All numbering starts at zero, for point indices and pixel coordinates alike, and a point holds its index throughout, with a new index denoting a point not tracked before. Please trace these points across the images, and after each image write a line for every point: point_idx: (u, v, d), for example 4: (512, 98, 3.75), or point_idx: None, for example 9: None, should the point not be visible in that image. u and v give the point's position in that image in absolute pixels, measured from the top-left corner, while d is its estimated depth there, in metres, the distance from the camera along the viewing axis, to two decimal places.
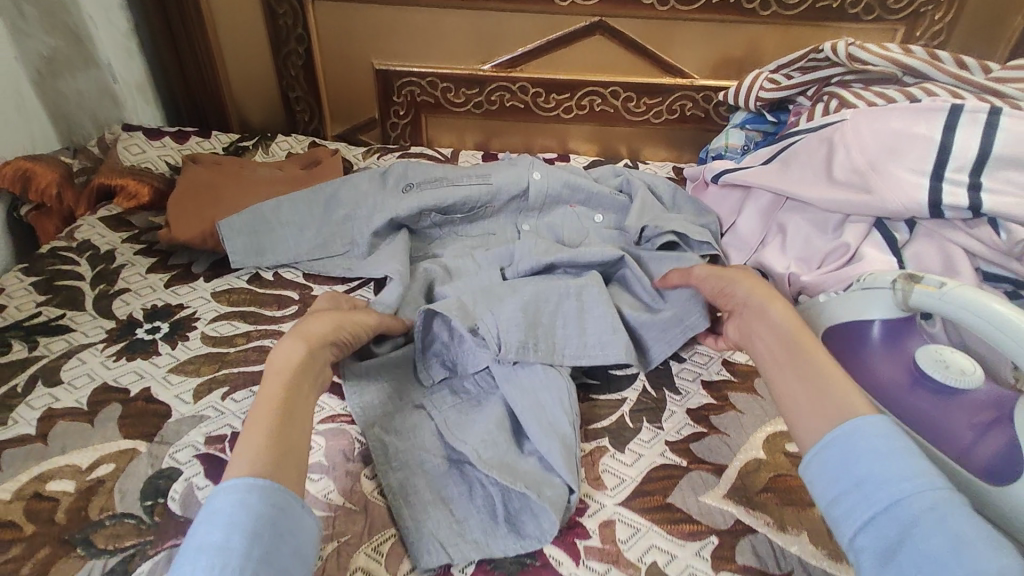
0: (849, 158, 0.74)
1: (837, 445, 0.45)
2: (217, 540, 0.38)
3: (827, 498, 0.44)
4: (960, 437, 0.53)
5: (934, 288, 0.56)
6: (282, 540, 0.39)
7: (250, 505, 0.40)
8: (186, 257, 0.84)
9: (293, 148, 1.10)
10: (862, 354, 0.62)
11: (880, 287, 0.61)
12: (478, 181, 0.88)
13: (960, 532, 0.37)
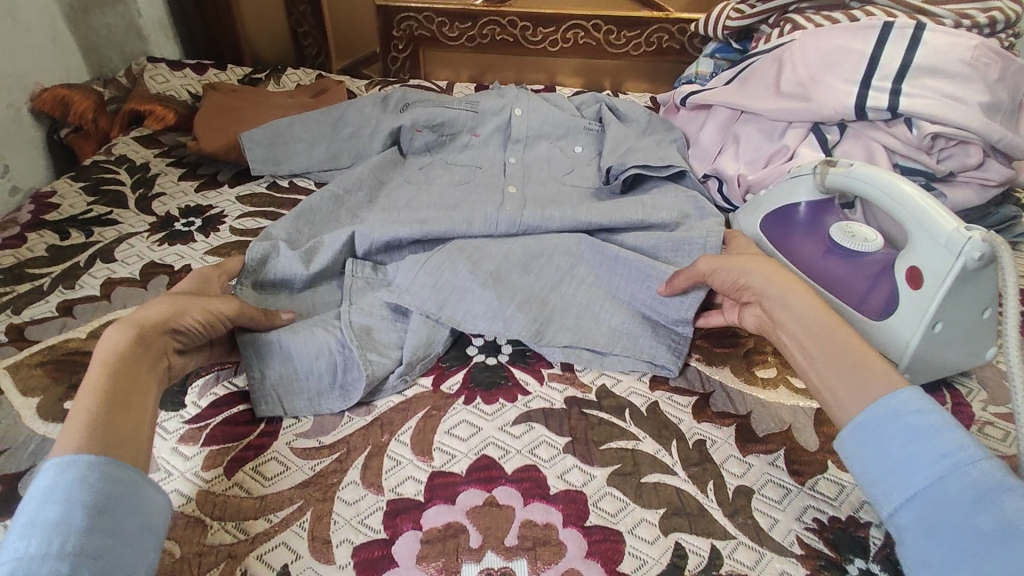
0: (794, 73, 0.84)
1: (873, 423, 0.45)
2: (52, 516, 0.39)
3: (864, 475, 0.45)
4: (859, 289, 0.64)
5: (845, 169, 0.67)
6: (129, 513, 0.42)
7: (89, 483, 0.41)
8: (212, 169, 0.96)
9: (302, 80, 1.20)
10: (790, 233, 0.73)
11: (804, 175, 0.73)
12: (467, 106, 0.98)
13: (1009, 513, 0.38)
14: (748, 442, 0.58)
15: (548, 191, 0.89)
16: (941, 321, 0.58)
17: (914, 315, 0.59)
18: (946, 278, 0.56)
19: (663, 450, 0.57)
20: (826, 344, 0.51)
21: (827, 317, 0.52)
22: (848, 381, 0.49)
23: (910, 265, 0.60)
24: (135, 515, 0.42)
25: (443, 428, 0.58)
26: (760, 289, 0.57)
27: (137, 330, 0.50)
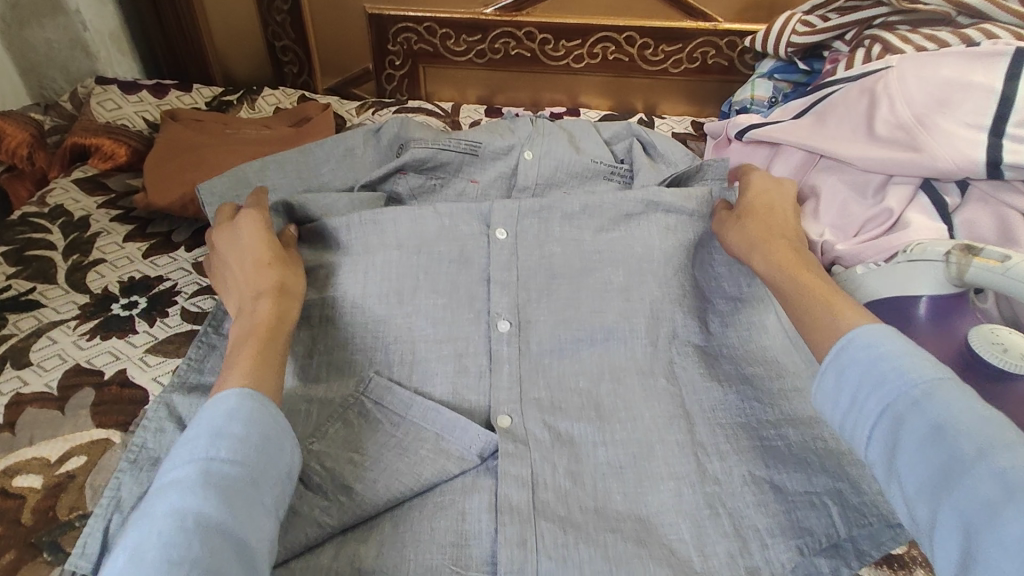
0: (894, 112, 0.66)
1: (834, 366, 0.41)
2: (237, 431, 0.40)
3: (838, 419, 0.41)
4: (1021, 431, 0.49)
5: (996, 263, 0.51)
6: (278, 449, 0.41)
7: (244, 418, 0.41)
8: (166, 225, 0.78)
9: (281, 104, 1.01)
10: (905, 335, 0.56)
11: (930, 261, 0.56)
12: (468, 147, 0.83)
13: (948, 418, 0.35)
14: None
15: None
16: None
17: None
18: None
19: None
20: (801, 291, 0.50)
21: (793, 276, 0.52)
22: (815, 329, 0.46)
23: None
24: (284, 455, 0.41)
25: None
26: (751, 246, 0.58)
27: (279, 297, 0.53)
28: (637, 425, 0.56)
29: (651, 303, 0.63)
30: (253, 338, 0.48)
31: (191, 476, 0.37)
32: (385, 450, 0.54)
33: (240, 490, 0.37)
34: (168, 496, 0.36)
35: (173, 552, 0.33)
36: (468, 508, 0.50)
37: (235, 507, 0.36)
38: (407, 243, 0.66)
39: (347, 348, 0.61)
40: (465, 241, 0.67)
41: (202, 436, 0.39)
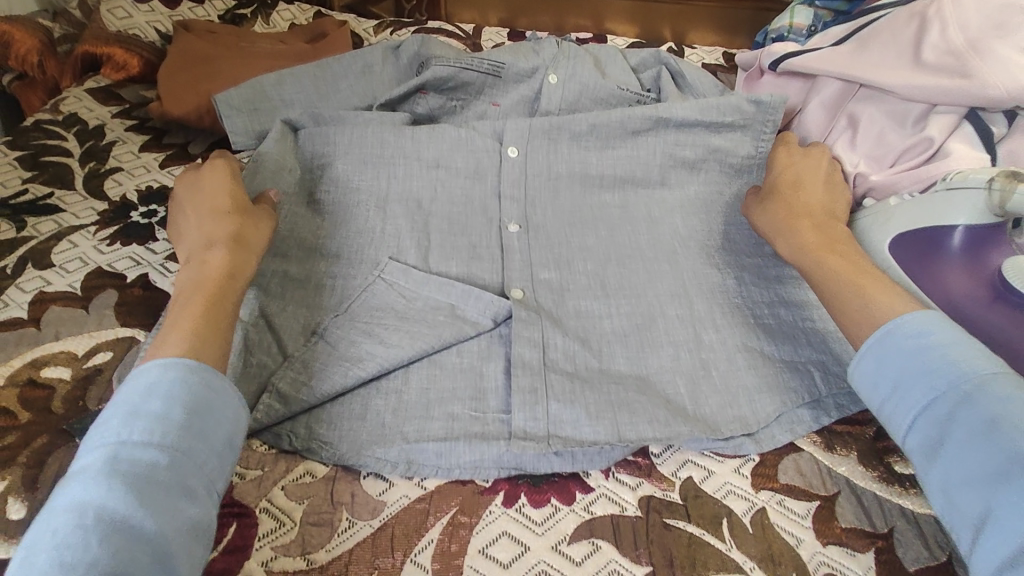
0: (944, 38, 0.63)
1: (875, 351, 0.44)
2: (156, 410, 0.38)
3: (875, 401, 0.44)
4: None
5: None
6: (213, 415, 0.40)
7: (182, 378, 0.40)
8: (182, 137, 0.76)
9: (297, 20, 0.98)
10: (937, 263, 0.55)
11: (970, 188, 0.55)
12: (491, 68, 0.80)
13: (998, 412, 0.37)
14: None
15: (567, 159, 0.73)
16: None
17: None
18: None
19: None
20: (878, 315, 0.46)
21: (807, 246, 0.53)
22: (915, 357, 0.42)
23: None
24: (219, 416, 0.41)
25: (476, 546, 0.42)
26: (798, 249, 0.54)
27: (238, 248, 0.51)
28: (639, 301, 0.60)
29: (651, 211, 0.70)
30: (198, 295, 0.46)
31: (98, 464, 0.35)
32: (404, 317, 0.56)
33: (158, 479, 0.36)
34: (73, 487, 0.34)
35: (70, 551, 0.32)
36: (486, 371, 0.52)
37: (150, 494, 0.35)
38: (428, 151, 0.71)
39: (367, 224, 0.65)
40: (480, 154, 0.72)
41: (115, 419, 0.38)
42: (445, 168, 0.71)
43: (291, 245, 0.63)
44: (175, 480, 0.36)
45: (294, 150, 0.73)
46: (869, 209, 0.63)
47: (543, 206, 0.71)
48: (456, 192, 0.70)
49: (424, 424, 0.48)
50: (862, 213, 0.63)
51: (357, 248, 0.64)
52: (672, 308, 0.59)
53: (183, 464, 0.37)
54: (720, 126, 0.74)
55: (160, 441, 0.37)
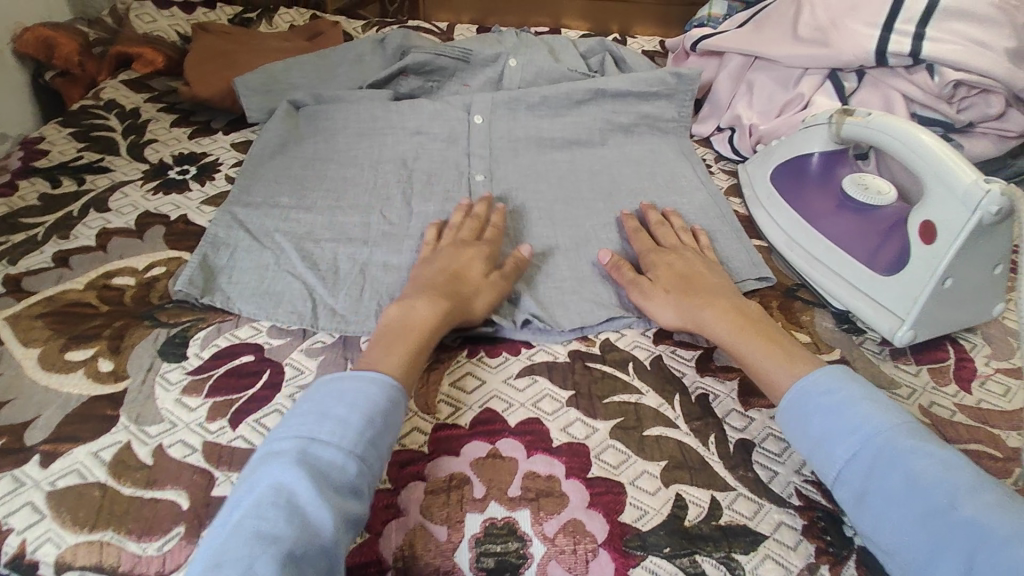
0: (813, 17, 0.80)
1: (794, 408, 0.52)
2: (340, 415, 0.49)
3: (801, 453, 0.51)
4: (870, 244, 0.64)
5: (862, 118, 0.66)
6: (387, 427, 0.50)
7: (370, 394, 0.50)
8: (206, 115, 0.92)
9: (296, 22, 1.14)
10: (805, 183, 0.73)
11: (818, 125, 0.71)
12: (461, 54, 0.97)
13: (910, 467, 0.45)
14: (750, 397, 0.58)
15: (521, 127, 0.88)
16: (951, 277, 0.57)
17: (923, 270, 0.58)
18: (960, 233, 0.56)
19: (665, 405, 0.57)
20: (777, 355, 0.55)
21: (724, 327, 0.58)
22: (813, 412, 0.50)
23: (923, 219, 0.59)
24: (390, 433, 0.50)
25: (447, 381, 0.58)
26: (695, 309, 0.60)
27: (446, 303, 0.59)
28: (577, 228, 0.76)
29: (593, 164, 0.86)
30: (406, 338, 0.56)
31: (292, 452, 0.47)
32: (391, 240, 0.72)
33: (332, 476, 0.46)
34: (271, 465, 0.46)
35: (267, 521, 0.43)
36: None
37: (325, 488, 0.45)
38: (411, 121, 0.87)
39: (359, 178, 0.81)
40: (452, 122, 0.87)
41: (309, 415, 0.49)
42: (425, 133, 0.87)
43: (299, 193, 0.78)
44: (350, 479, 0.46)
45: (295, 125, 0.88)
46: (761, 152, 0.80)
47: (504, 163, 0.85)
48: (434, 152, 0.85)
49: None
50: (757, 156, 0.80)
51: (353, 195, 0.79)
52: (604, 234, 0.75)
53: (356, 464, 0.47)
54: (649, 96, 0.91)
55: (339, 441, 0.47)
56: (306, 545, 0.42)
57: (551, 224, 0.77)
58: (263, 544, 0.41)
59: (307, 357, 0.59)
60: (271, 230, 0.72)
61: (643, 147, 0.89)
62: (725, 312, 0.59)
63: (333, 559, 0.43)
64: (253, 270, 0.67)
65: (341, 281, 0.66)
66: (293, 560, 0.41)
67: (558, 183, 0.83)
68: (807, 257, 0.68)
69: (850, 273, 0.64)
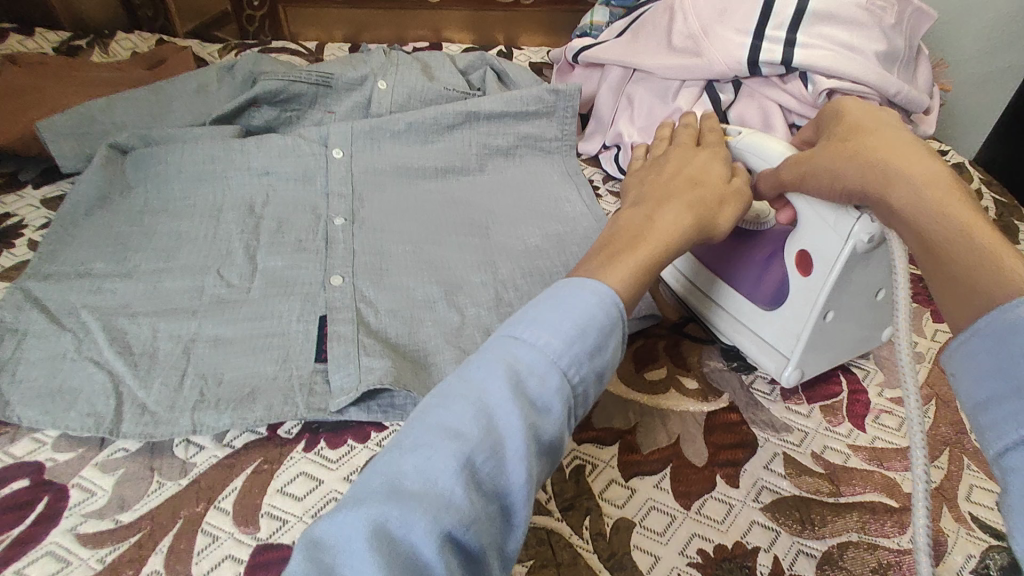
0: (686, 24, 0.75)
1: (987, 334, 0.30)
2: (573, 329, 0.39)
3: (972, 400, 0.31)
4: (752, 274, 0.57)
5: (734, 137, 0.60)
6: (603, 347, 0.40)
7: (592, 306, 0.40)
8: (13, 166, 0.78)
9: (138, 48, 1.01)
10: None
11: None
12: (320, 78, 0.87)
13: None
14: (630, 464, 0.51)
15: (388, 157, 0.79)
16: (832, 310, 0.52)
17: (803, 305, 0.53)
18: (834, 264, 0.50)
19: (536, 485, 0.49)
20: (942, 228, 0.38)
21: (884, 197, 0.42)
22: (978, 274, 0.35)
23: (799, 247, 0.53)
24: (607, 352, 0.40)
25: (276, 487, 0.49)
26: (836, 174, 0.46)
27: (697, 212, 0.50)
28: (448, 272, 0.68)
29: (470, 195, 0.78)
30: (627, 253, 0.45)
31: (500, 365, 0.37)
32: (226, 307, 0.62)
33: (531, 386, 0.37)
34: (473, 372, 0.37)
35: (454, 412, 0.35)
36: (300, 341, 0.59)
37: (524, 405, 0.36)
38: (258, 160, 0.77)
39: (195, 231, 0.70)
40: (307, 158, 0.78)
41: (532, 318, 0.40)
42: (277, 173, 0.76)
43: (119, 255, 0.67)
44: (546, 395, 0.37)
45: (122, 172, 0.76)
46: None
47: (369, 201, 0.76)
48: (287, 194, 0.75)
49: (234, 392, 0.54)
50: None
51: (187, 253, 0.68)
52: (477, 276, 0.68)
53: (559, 379, 0.37)
54: (526, 115, 0.83)
55: (545, 346, 0.38)
56: (491, 453, 0.34)
57: (419, 270, 0.68)
58: (447, 437, 0.34)
59: (101, 475, 0.48)
60: (77, 307, 0.61)
61: (524, 172, 0.82)
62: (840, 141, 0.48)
63: (493, 514, 0.34)
64: (45, 361, 0.55)
65: (157, 366, 0.56)
66: (456, 520, 0.32)
67: (429, 221, 0.74)
68: (694, 290, 0.62)
69: (738, 307, 0.58)
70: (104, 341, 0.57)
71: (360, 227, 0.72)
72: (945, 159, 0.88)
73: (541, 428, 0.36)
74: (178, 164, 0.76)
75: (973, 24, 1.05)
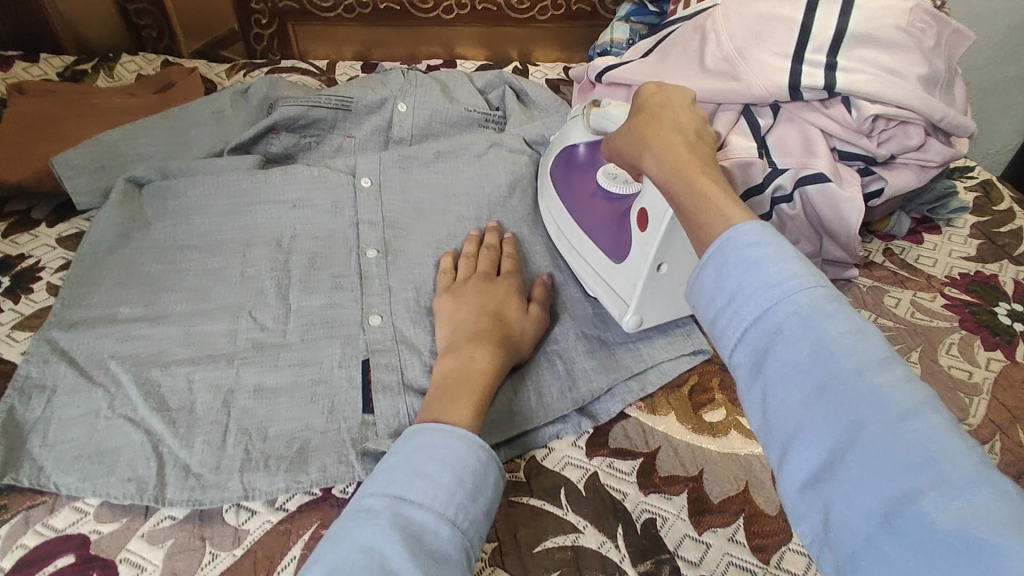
0: (720, 47, 0.73)
1: (712, 262, 0.38)
2: (448, 479, 0.44)
3: (708, 318, 0.39)
4: (607, 234, 0.64)
5: (600, 109, 0.66)
6: (483, 486, 0.45)
7: (460, 452, 0.45)
8: (24, 202, 0.75)
9: (143, 71, 0.97)
10: (575, 173, 0.72)
11: (575, 119, 0.71)
12: (339, 102, 0.84)
13: (825, 346, 0.32)
14: (702, 514, 0.49)
15: (416, 187, 0.77)
16: (665, 261, 0.57)
17: (640, 257, 0.58)
18: (662, 218, 0.55)
19: (607, 542, 0.47)
20: (691, 184, 0.45)
21: (663, 166, 0.48)
22: (704, 215, 0.42)
23: (639, 207, 0.58)
24: (488, 492, 0.45)
25: None
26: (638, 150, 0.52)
27: (501, 351, 0.55)
28: None
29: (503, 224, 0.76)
30: (466, 391, 0.51)
31: (387, 514, 0.42)
32: (264, 353, 0.59)
33: (428, 539, 0.41)
34: (364, 526, 0.41)
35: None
36: (345, 390, 0.56)
37: (422, 556, 0.40)
38: (285, 192, 0.74)
39: (222, 270, 0.67)
40: (335, 190, 0.75)
41: (403, 472, 0.44)
42: (306, 206, 0.74)
43: (145, 298, 0.64)
44: (445, 545, 0.41)
45: (141, 207, 0.73)
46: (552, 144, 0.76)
47: (400, 232, 0.73)
48: (315, 228, 0.73)
49: (283, 450, 0.51)
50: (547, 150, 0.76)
51: (216, 293, 0.65)
52: None
53: (450, 529, 0.42)
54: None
55: (432, 500, 0.43)
56: None
57: None
58: None
59: (151, 546, 0.46)
60: (106, 359, 0.58)
61: None
62: (631, 120, 0.56)
63: None
64: (80, 419, 0.53)
65: (197, 422, 0.53)
66: None
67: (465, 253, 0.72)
68: (569, 253, 0.68)
69: (596, 262, 0.64)
70: (138, 396, 0.55)
71: (395, 262, 0.70)
72: (973, 175, 0.88)
73: (441, 571, 0.40)
74: (199, 199, 0.73)
75: (989, 36, 1.05)
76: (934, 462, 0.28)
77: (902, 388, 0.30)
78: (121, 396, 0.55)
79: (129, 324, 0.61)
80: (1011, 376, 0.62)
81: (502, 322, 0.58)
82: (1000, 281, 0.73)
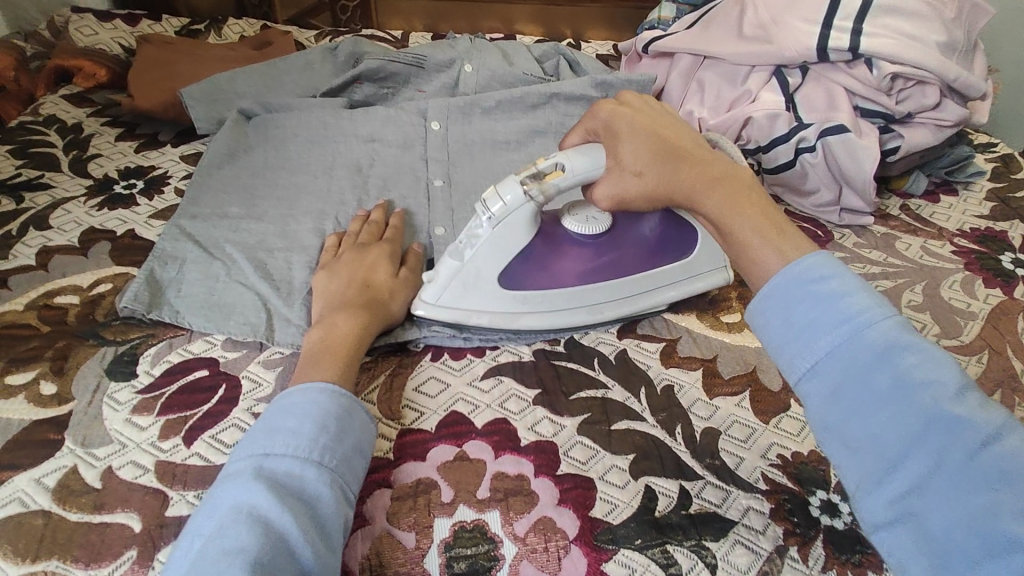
0: (756, 15, 0.82)
1: (782, 296, 0.42)
2: (307, 429, 0.45)
3: (773, 343, 0.42)
4: (650, 257, 0.63)
5: (560, 172, 0.56)
6: (349, 427, 0.47)
7: (321, 403, 0.47)
8: (152, 128, 0.90)
9: (246, 32, 1.11)
10: (541, 269, 0.60)
11: (513, 211, 0.57)
12: (415, 59, 0.96)
13: (904, 375, 0.37)
14: (713, 386, 0.58)
15: (479, 131, 0.88)
16: None
17: None
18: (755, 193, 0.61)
19: (631, 397, 0.57)
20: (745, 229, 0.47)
21: (715, 202, 0.50)
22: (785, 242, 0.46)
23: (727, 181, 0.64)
24: (350, 434, 0.47)
25: (412, 386, 0.57)
26: (672, 190, 0.52)
27: (367, 313, 0.57)
28: None
29: None
30: (330, 353, 0.52)
31: (248, 470, 0.43)
32: None
33: (291, 486, 0.42)
34: (230, 485, 0.42)
35: (229, 539, 0.39)
36: None
37: (288, 500, 0.41)
38: (365, 129, 0.86)
39: (313, 184, 0.79)
40: (408, 128, 0.87)
41: (261, 434, 0.45)
42: (381, 141, 0.86)
43: (252, 200, 0.77)
44: (311, 487, 0.43)
45: (247, 134, 0.86)
46: (438, 279, 0.59)
47: (462, 166, 0.84)
48: (390, 158, 0.84)
49: None
50: (429, 288, 0.59)
51: (308, 203, 0.77)
52: None
53: (316, 472, 0.43)
54: (600, 102, 0.91)
55: (296, 449, 0.44)
56: (275, 551, 0.38)
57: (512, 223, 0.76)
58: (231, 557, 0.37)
59: (264, 369, 0.57)
60: (222, 241, 0.70)
61: None
62: (644, 138, 0.54)
63: None
64: (203, 281, 0.65)
65: (296, 289, 0.64)
66: None
67: None
68: (586, 312, 0.62)
69: (636, 288, 0.63)
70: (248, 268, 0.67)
71: (459, 188, 0.81)
72: (995, 149, 0.94)
73: (320, 514, 0.42)
74: (295, 128, 0.86)
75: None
76: (1012, 478, 0.33)
77: (980, 412, 0.36)
78: (234, 268, 0.67)
79: (239, 219, 0.73)
80: (1008, 308, 0.68)
81: (375, 291, 0.59)
82: (1009, 236, 0.79)
